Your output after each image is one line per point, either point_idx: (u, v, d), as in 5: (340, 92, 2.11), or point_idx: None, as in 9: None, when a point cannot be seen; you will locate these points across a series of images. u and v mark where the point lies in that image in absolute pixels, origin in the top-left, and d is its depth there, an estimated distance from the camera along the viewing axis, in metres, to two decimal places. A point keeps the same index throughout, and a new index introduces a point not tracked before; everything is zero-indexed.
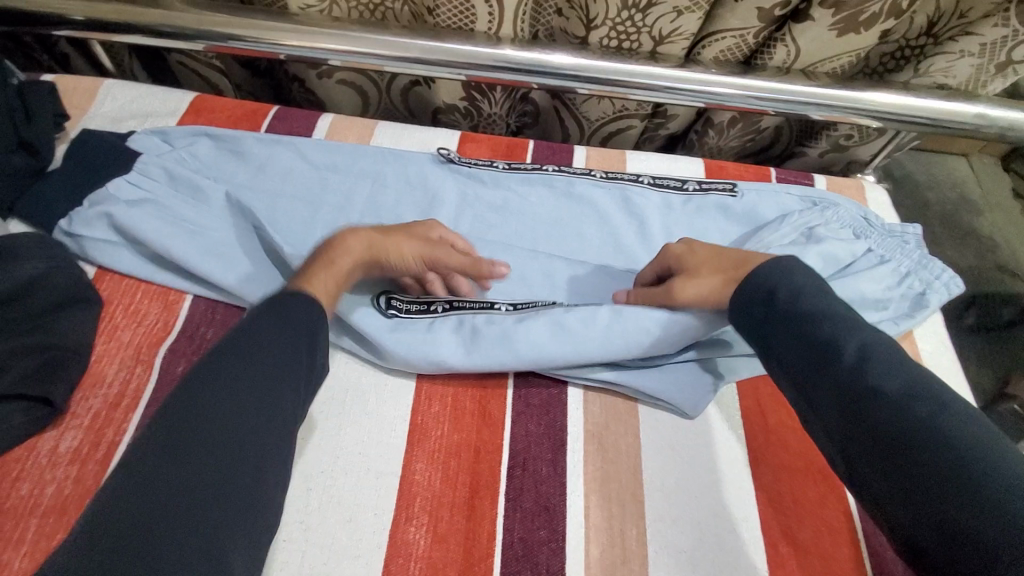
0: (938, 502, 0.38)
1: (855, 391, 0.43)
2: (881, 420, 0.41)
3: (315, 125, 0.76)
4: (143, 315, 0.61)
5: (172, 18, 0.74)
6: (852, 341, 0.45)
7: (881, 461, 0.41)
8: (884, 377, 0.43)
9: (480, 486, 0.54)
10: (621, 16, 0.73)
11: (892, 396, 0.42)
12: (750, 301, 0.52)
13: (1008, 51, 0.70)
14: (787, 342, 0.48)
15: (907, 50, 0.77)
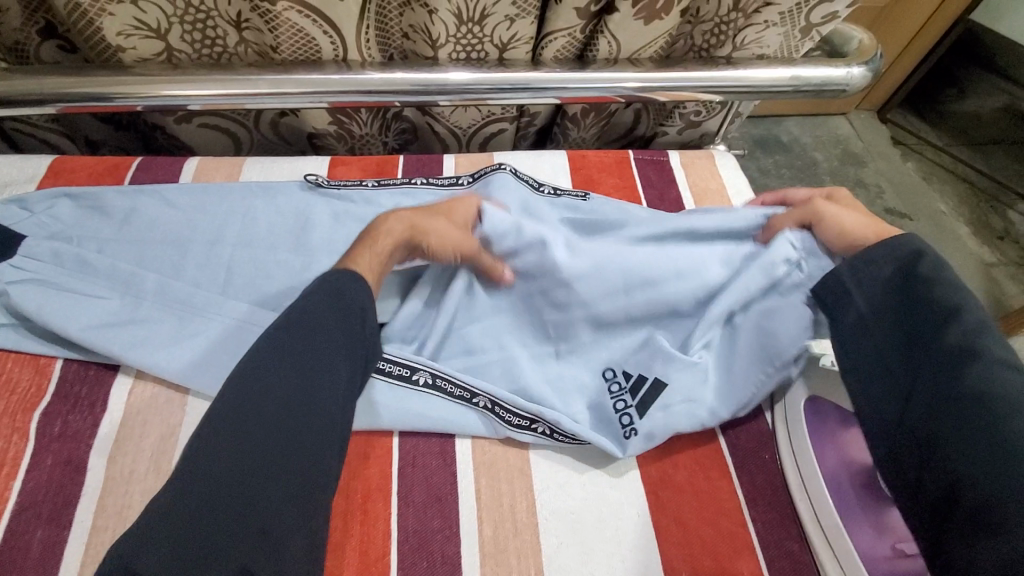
0: (980, 461, 0.45)
1: (958, 358, 0.49)
2: (969, 381, 0.48)
3: (181, 170, 0.78)
4: (13, 383, 0.60)
5: (11, 83, 0.73)
6: (976, 315, 0.51)
7: (945, 419, 0.48)
8: (998, 350, 0.49)
9: (372, 489, 0.56)
10: (460, 32, 0.75)
11: (993, 367, 0.48)
12: (885, 265, 0.56)
13: (806, 16, 0.79)
14: (910, 311, 0.54)
15: (722, 26, 0.82)
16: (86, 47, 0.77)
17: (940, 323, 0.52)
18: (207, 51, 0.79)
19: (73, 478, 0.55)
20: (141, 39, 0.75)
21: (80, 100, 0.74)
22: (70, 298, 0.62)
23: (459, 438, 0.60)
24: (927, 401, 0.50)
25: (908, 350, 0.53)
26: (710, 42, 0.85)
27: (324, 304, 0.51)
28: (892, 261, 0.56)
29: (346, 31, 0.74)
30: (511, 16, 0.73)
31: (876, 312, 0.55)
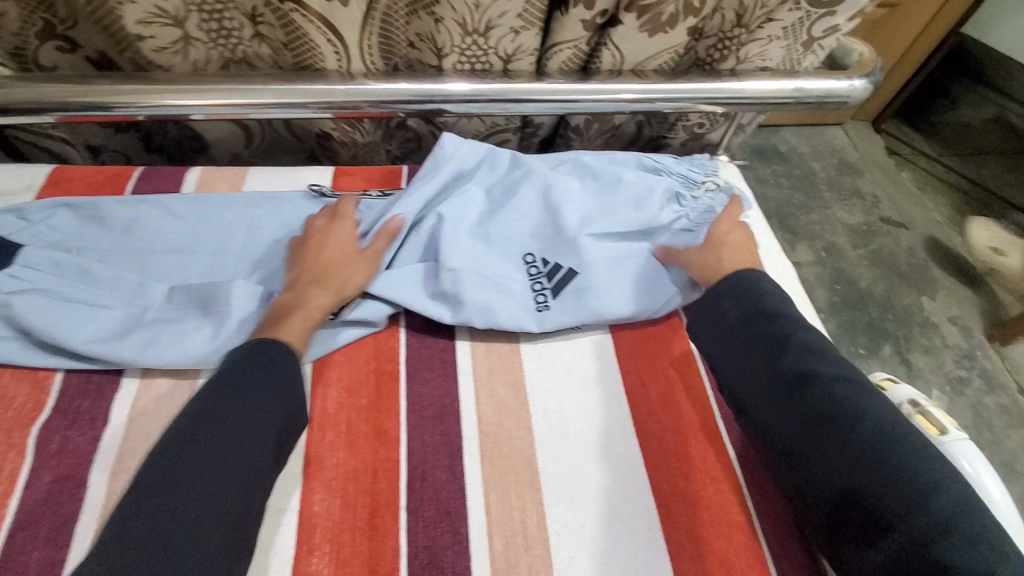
0: (849, 469, 0.50)
1: (791, 378, 0.56)
2: (811, 401, 0.54)
3: (183, 179, 0.77)
4: (11, 397, 0.58)
5: (13, 92, 0.72)
6: (797, 336, 0.58)
7: (819, 433, 0.53)
8: (817, 364, 0.56)
9: (381, 504, 0.55)
10: (465, 42, 0.74)
11: (822, 379, 0.55)
12: (726, 295, 0.63)
13: (808, 29, 0.79)
14: (748, 338, 0.60)
15: (725, 42, 0.84)
16: (104, 40, 0.77)
17: (773, 356, 0.58)
18: (224, 43, 0.78)
19: (74, 495, 0.53)
20: (161, 27, 0.72)
21: (81, 108, 0.74)
22: (70, 309, 0.61)
23: (468, 451, 0.59)
24: (794, 419, 0.55)
25: (747, 377, 0.59)
26: (714, 55, 0.86)
27: (254, 367, 0.54)
28: (727, 295, 0.63)
29: (350, 41, 0.74)
30: (515, 28, 0.72)
31: (726, 346, 0.62)
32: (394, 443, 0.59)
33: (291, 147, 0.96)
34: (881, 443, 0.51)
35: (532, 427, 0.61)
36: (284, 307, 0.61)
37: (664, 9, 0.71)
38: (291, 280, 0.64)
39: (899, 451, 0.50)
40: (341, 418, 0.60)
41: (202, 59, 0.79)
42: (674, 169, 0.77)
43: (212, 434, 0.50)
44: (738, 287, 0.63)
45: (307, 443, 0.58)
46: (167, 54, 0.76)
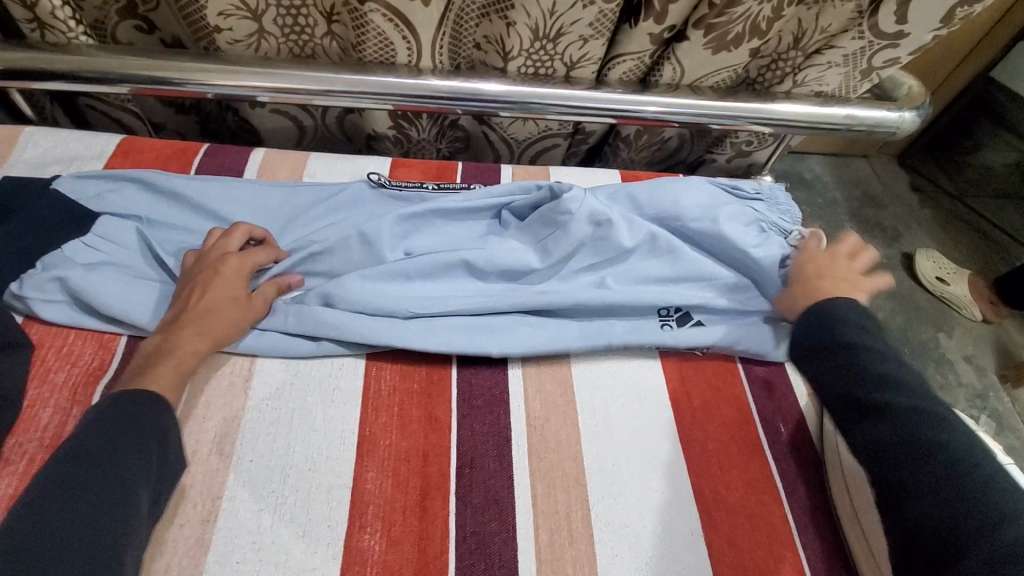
0: (924, 501, 0.50)
1: (869, 407, 0.57)
2: (891, 431, 0.55)
3: (247, 159, 0.79)
4: (76, 355, 0.60)
5: (93, 63, 0.74)
6: (882, 366, 0.58)
7: (902, 462, 0.53)
8: (896, 395, 0.56)
9: (431, 487, 0.56)
10: (534, 47, 0.77)
11: (900, 410, 0.55)
12: (809, 327, 0.65)
13: (869, 58, 0.81)
14: (831, 368, 0.61)
15: (780, 63, 0.86)
16: (184, 28, 0.80)
17: (862, 383, 0.58)
18: (296, 37, 0.81)
19: None
20: (239, 19, 0.77)
21: (154, 82, 0.76)
22: (144, 286, 0.64)
23: (516, 443, 0.60)
24: (874, 449, 0.55)
25: (832, 402, 0.61)
26: (762, 73, 0.88)
27: (110, 417, 0.49)
28: (813, 323, 0.64)
29: (422, 38, 0.76)
30: (585, 36, 0.75)
31: (820, 376, 0.62)
32: (444, 429, 0.60)
33: (340, 147, 0.98)
34: (952, 471, 0.51)
35: (579, 424, 0.63)
36: (148, 353, 0.56)
37: (731, 28, 0.74)
38: (167, 322, 0.59)
39: (973, 483, 0.50)
40: (394, 401, 0.61)
41: (272, 52, 0.83)
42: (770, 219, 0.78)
43: (99, 476, 0.45)
44: (829, 313, 0.64)
45: (361, 423, 0.59)
46: (241, 46, 0.81)
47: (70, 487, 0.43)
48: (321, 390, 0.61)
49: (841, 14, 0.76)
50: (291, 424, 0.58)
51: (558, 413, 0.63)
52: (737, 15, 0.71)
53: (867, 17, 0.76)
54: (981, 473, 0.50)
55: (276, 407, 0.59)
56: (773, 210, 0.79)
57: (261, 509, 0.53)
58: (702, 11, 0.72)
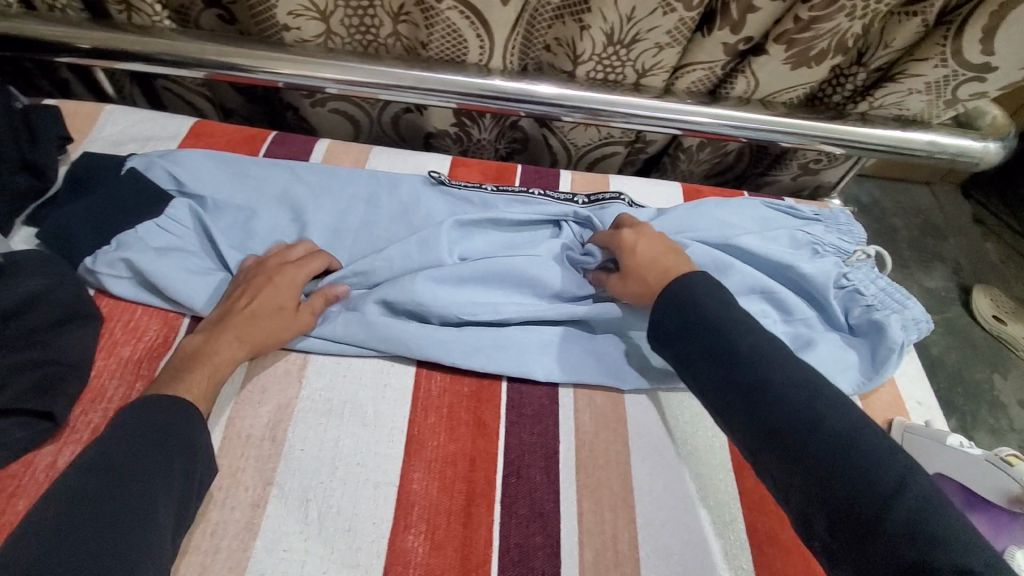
0: (820, 482, 0.41)
1: (750, 387, 0.47)
2: (768, 413, 0.45)
3: (312, 149, 0.80)
4: (142, 331, 0.62)
5: (173, 46, 0.76)
6: (746, 337, 0.50)
7: (773, 449, 0.45)
8: (776, 369, 0.47)
9: (476, 494, 0.55)
10: (606, 52, 0.75)
11: (779, 387, 0.46)
12: (667, 305, 0.55)
13: (953, 89, 0.77)
14: (698, 345, 0.52)
15: (841, 78, 0.82)
16: (246, 16, 0.81)
17: (726, 360, 0.50)
18: (361, 37, 0.81)
19: None
20: (308, 19, 0.78)
21: (229, 69, 0.77)
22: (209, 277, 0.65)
23: (565, 456, 0.59)
24: (751, 436, 0.46)
25: (704, 386, 0.51)
26: (826, 90, 0.84)
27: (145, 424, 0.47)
28: (672, 304, 0.55)
29: (497, 39, 0.76)
30: (661, 44, 0.73)
31: (682, 354, 0.53)
32: (492, 435, 0.59)
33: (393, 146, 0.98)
34: (843, 453, 0.41)
35: (629, 443, 0.61)
36: (189, 355, 0.55)
37: (816, 43, 0.71)
38: (208, 326, 0.58)
39: (858, 476, 0.40)
40: (443, 402, 0.61)
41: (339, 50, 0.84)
42: (826, 240, 0.77)
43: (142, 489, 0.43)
44: (683, 292, 0.55)
45: (411, 421, 0.59)
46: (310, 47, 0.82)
47: (111, 483, 0.43)
48: (373, 386, 0.61)
49: (907, 34, 0.72)
50: (342, 416, 0.58)
51: (608, 429, 0.61)
52: (824, 31, 0.69)
53: (950, 40, 0.71)
54: (863, 456, 0.41)
55: (328, 398, 0.60)
56: (832, 231, 0.79)
57: (309, 500, 0.53)
58: (784, 26, 0.70)
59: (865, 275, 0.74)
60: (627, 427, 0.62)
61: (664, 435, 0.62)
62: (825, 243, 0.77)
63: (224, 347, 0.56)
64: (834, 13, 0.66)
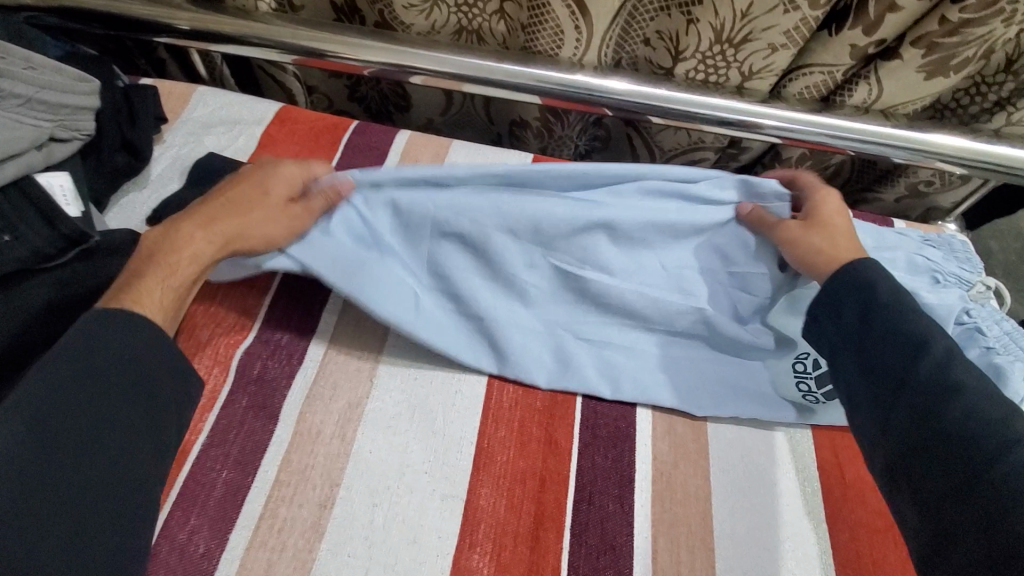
0: (973, 508, 0.41)
1: (936, 390, 0.46)
2: (950, 420, 0.44)
3: (392, 140, 0.78)
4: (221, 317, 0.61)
5: (269, 32, 0.76)
6: (941, 343, 0.48)
7: (934, 456, 0.44)
8: (966, 379, 0.46)
9: (546, 517, 0.53)
10: (712, 51, 0.70)
11: (969, 397, 0.45)
12: (847, 292, 0.53)
13: None
14: (877, 334, 0.50)
15: (983, 87, 0.73)
16: None
17: (907, 356, 0.48)
18: (467, 10, 0.79)
19: (265, 425, 0.55)
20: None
21: (318, 54, 0.76)
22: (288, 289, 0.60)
23: (639, 488, 0.55)
24: (916, 433, 0.45)
25: (872, 379, 0.49)
26: (959, 99, 0.75)
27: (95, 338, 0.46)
28: (851, 291, 0.53)
29: (597, 28, 0.72)
30: (775, 45, 0.67)
31: (846, 339, 0.53)
32: (563, 455, 0.56)
33: (482, 127, 0.96)
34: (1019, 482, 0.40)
35: (710, 477, 0.56)
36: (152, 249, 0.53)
37: (960, 51, 0.63)
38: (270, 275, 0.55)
39: None
40: (514, 416, 0.58)
41: (441, 21, 0.81)
42: (944, 269, 0.67)
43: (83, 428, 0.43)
44: (866, 280, 0.53)
45: (480, 435, 0.56)
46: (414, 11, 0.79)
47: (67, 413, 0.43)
48: (443, 395, 0.59)
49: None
50: (412, 421, 0.57)
51: (688, 462, 0.57)
52: (974, 36, 0.61)
53: None
54: None
55: (399, 403, 0.58)
56: (949, 258, 0.68)
57: (375, 505, 0.52)
58: (927, 28, 0.62)
59: (990, 313, 0.62)
60: (710, 463, 0.57)
61: (748, 474, 0.57)
62: (944, 275, 0.66)
63: (188, 241, 0.53)
64: (991, 16, 0.59)
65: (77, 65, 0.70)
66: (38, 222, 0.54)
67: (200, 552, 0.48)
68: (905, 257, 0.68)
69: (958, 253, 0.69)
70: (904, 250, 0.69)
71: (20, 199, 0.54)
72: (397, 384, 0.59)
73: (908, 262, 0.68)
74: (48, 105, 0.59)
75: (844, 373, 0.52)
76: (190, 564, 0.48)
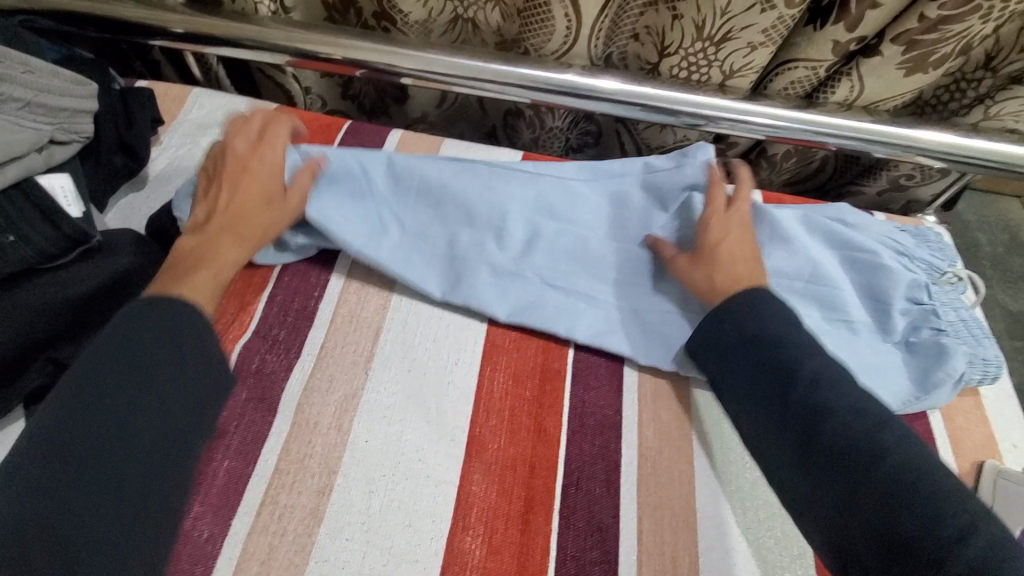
0: (864, 523, 0.43)
1: (811, 411, 0.48)
2: (827, 439, 0.46)
3: (385, 139, 0.80)
4: (221, 312, 0.63)
5: (264, 34, 0.77)
6: (808, 363, 0.50)
7: (827, 477, 0.46)
8: (832, 395, 0.48)
9: (535, 501, 0.55)
10: (694, 49, 0.72)
11: (839, 412, 0.47)
12: (739, 321, 0.55)
13: None
14: (753, 364, 0.53)
15: (962, 84, 0.75)
16: None
17: (781, 383, 0.50)
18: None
19: (264, 416, 0.57)
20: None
21: (311, 54, 0.78)
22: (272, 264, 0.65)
23: (626, 472, 0.57)
24: (803, 455, 0.47)
25: (758, 410, 0.51)
26: (940, 95, 0.78)
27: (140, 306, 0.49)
28: (734, 315, 0.56)
29: (585, 21, 0.74)
30: (753, 44, 0.69)
31: (732, 369, 0.54)
32: (553, 442, 0.58)
33: (477, 117, 0.98)
34: (898, 488, 0.43)
35: (694, 462, 0.59)
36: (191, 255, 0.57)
37: (938, 47, 0.65)
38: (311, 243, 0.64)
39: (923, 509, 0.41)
40: (505, 404, 0.60)
41: (438, 9, 0.82)
42: (916, 253, 0.69)
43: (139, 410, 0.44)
44: (754, 306, 0.55)
45: (472, 423, 0.59)
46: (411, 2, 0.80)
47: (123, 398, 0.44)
48: (436, 386, 0.61)
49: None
50: (406, 411, 0.59)
51: (672, 448, 0.59)
52: (952, 33, 0.63)
53: None
54: (923, 489, 0.42)
55: (393, 393, 0.60)
56: (922, 246, 0.71)
57: (371, 492, 0.54)
58: (906, 25, 0.64)
59: (949, 299, 0.66)
60: (694, 448, 0.60)
61: (730, 459, 0.59)
62: (914, 260, 0.69)
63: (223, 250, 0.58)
64: (967, 13, 0.61)
65: (74, 68, 0.71)
66: (39, 223, 0.55)
67: (204, 538, 0.50)
68: (877, 237, 0.70)
69: (926, 241, 0.72)
70: (878, 231, 0.71)
71: (23, 201, 0.56)
72: (392, 376, 0.61)
73: (881, 242, 0.70)
74: (47, 109, 0.61)
75: (734, 401, 0.54)
76: (194, 549, 0.50)
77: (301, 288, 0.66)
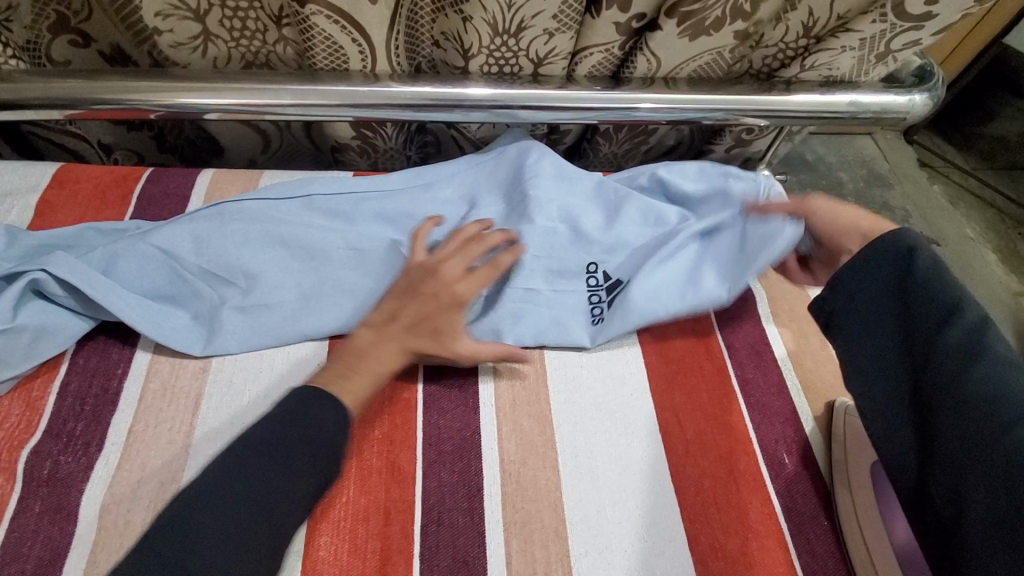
0: (994, 474, 0.42)
1: (966, 350, 0.46)
2: (974, 384, 0.45)
3: (194, 182, 0.73)
4: (3, 417, 0.55)
5: (22, 91, 0.68)
6: (975, 309, 0.48)
7: (963, 423, 0.44)
8: (994, 344, 0.46)
9: (392, 550, 0.51)
10: (494, 43, 0.70)
11: (996, 361, 0.45)
12: (875, 256, 0.53)
13: (887, 42, 0.71)
14: (889, 302, 0.52)
15: (792, 50, 0.76)
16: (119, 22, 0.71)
17: (935, 320, 0.48)
18: (246, 43, 0.73)
19: (64, 527, 0.50)
20: (180, 21, 0.68)
21: (90, 104, 0.69)
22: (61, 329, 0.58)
23: (489, 493, 0.54)
24: (944, 407, 0.46)
25: (912, 344, 0.49)
26: (770, 63, 0.78)
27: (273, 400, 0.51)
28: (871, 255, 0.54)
29: (376, 41, 0.70)
30: (549, 30, 0.68)
31: (870, 307, 0.53)
32: (406, 480, 0.54)
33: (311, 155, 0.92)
34: None
35: (558, 467, 0.57)
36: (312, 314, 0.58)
37: (708, 12, 0.66)
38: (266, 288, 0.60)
39: None
40: (351, 450, 0.55)
41: (220, 56, 0.74)
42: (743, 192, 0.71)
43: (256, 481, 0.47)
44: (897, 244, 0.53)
45: None
46: (184, 49, 0.72)
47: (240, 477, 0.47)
48: None
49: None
50: None
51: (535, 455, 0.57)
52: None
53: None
54: None
55: None
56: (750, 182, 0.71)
57: None
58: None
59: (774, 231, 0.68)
60: (556, 450, 0.57)
61: (594, 455, 0.58)
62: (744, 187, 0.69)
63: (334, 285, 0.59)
64: None
65: None
66: None
67: None
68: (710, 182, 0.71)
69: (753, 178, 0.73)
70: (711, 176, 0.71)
71: None
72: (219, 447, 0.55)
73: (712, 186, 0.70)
74: None
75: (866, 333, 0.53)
76: None
77: (101, 369, 0.59)
